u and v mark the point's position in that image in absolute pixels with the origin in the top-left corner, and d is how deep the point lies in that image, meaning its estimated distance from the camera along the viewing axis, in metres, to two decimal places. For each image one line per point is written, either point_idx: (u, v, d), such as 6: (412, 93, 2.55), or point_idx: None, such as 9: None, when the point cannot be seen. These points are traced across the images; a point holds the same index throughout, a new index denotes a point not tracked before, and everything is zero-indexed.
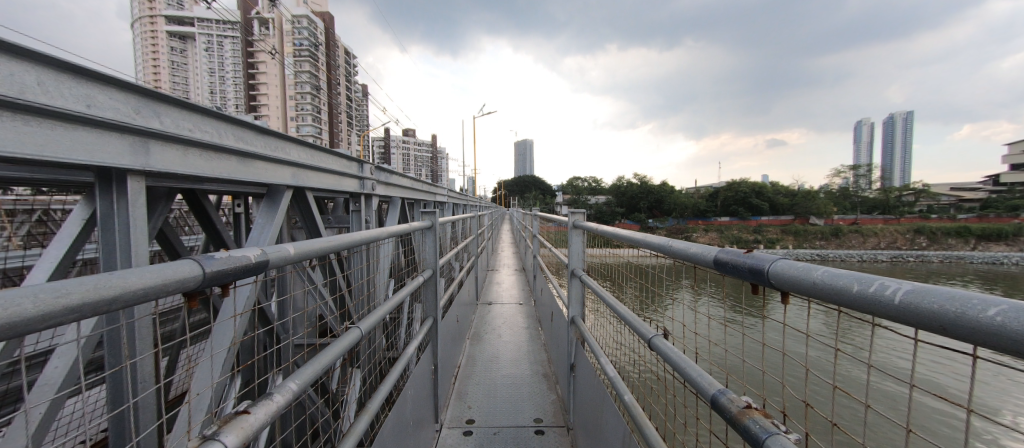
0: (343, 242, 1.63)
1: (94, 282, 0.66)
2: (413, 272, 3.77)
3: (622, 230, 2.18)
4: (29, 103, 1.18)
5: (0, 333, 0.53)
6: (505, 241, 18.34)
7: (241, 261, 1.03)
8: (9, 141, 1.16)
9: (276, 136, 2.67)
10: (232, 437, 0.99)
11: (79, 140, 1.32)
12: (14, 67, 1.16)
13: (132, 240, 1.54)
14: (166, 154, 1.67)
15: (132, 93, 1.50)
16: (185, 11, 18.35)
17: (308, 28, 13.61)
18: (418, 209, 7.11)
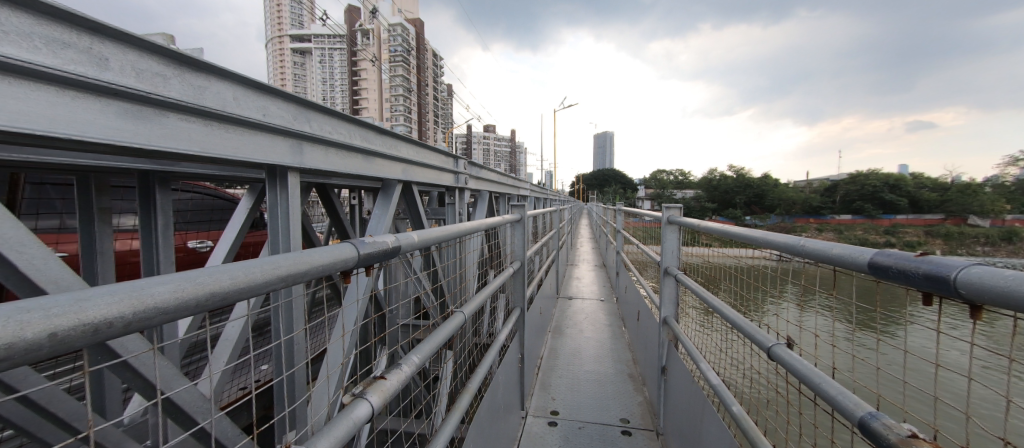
0: (453, 231, 1.76)
1: (292, 256, 0.80)
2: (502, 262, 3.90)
3: (732, 226, 2.00)
4: (232, 115, 1.44)
5: (246, 294, 0.68)
6: (583, 237, 18.07)
7: (382, 246, 1.17)
8: (222, 146, 1.42)
9: (390, 135, 2.94)
10: (375, 397, 1.15)
11: (260, 144, 1.61)
12: (221, 86, 1.40)
13: (291, 225, 1.84)
14: (314, 154, 1.96)
15: (292, 103, 1.78)
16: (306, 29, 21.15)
17: (402, 35, 14.80)
18: (503, 202, 7.32)
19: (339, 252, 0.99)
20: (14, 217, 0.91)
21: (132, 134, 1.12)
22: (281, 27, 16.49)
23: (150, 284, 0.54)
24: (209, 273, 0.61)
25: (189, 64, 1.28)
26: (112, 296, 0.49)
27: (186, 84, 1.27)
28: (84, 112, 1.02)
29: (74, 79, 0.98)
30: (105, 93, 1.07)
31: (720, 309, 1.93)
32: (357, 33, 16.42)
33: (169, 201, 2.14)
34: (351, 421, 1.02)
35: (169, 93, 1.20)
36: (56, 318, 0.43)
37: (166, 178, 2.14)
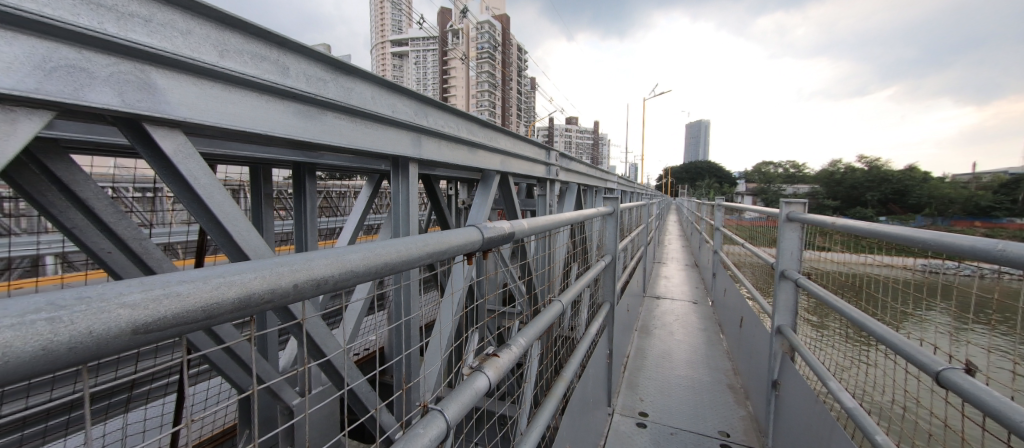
0: (557, 220, 1.76)
1: (437, 235, 0.88)
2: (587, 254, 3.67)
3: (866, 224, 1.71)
4: (371, 112, 1.63)
5: (406, 266, 0.77)
6: (672, 233, 16.88)
7: (501, 231, 1.22)
8: (363, 139, 1.62)
9: (491, 129, 3.05)
10: (492, 372, 1.20)
11: (389, 137, 1.79)
12: (362, 86, 1.59)
13: (410, 211, 2.02)
14: (429, 146, 2.13)
15: (414, 99, 1.95)
16: (405, 35, 22.92)
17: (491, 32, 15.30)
18: (590, 196, 7.19)
19: (468, 235, 1.05)
20: (229, 196, 1.12)
21: (303, 130, 1.31)
22: (383, 33, 18.16)
23: (348, 251, 0.63)
24: (381, 245, 0.70)
25: (341, 69, 1.46)
26: (327, 259, 0.59)
27: (339, 86, 1.46)
28: (274, 112, 1.21)
29: (268, 85, 1.16)
30: (286, 96, 1.25)
31: (861, 320, 1.64)
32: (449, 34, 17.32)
33: (316, 189, 2.53)
34: (474, 390, 1.09)
35: (327, 95, 1.39)
36: (294, 271, 0.52)
37: (313, 169, 2.51)
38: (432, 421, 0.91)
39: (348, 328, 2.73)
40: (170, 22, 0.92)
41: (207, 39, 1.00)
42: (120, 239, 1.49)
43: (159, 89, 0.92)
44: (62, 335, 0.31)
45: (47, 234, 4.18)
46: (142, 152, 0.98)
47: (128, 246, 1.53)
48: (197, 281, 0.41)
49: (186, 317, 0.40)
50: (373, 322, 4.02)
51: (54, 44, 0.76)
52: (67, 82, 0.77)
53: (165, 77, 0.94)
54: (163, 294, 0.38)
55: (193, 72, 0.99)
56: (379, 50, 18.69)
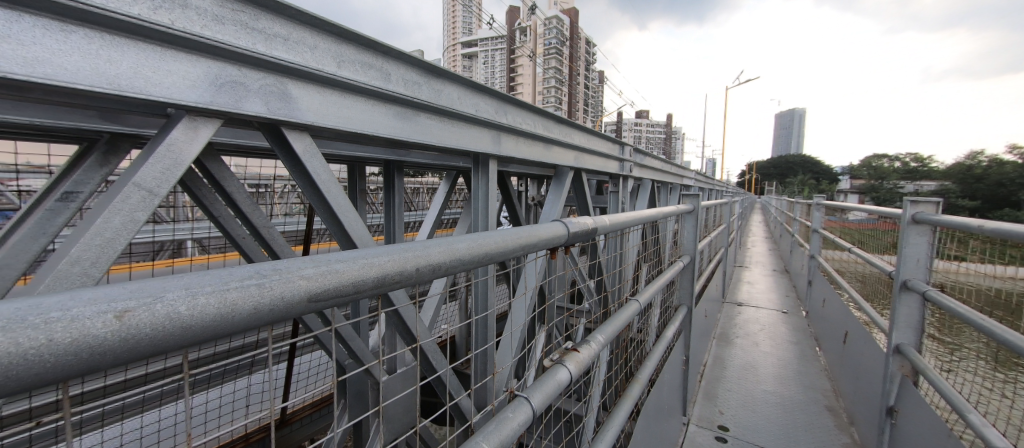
0: (637, 217, 1.69)
1: (529, 228, 0.89)
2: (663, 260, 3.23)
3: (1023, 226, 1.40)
4: (458, 112, 1.70)
5: (505, 257, 0.80)
6: (757, 234, 15.34)
7: (586, 226, 1.17)
8: (450, 138, 1.70)
9: (567, 123, 2.97)
10: (573, 366, 1.17)
11: (472, 136, 1.86)
12: (451, 88, 1.66)
13: (489, 206, 2.08)
14: (507, 143, 2.16)
15: (496, 98, 1.99)
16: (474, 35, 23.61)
17: (558, 27, 15.18)
18: (665, 193, 6.80)
19: (557, 229, 1.03)
20: (343, 191, 1.26)
21: (400, 130, 1.42)
22: (455, 36, 18.91)
23: (457, 241, 0.67)
24: (483, 236, 0.73)
25: (433, 72, 1.54)
26: (442, 246, 0.63)
27: (430, 89, 1.55)
28: (377, 115, 1.33)
29: (373, 90, 1.27)
30: (387, 100, 1.36)
31: (1013, 342, 1.35)
32: (517, 32, 17.59)
33: (403, 185, 2.73)
34: (556, 383, 1.07)
35: (421, 97, 1.48)
36: (418, 256, 0.57)
37: (401, 167, 2.71)
38: (519, 406, 0.92)
39: (427, 316, 2.91)
40: (301, 39, 1.05)
41: (328, 52, 1.12)
42: (256, 226, 1.78)
43: (293, 99, 1.06)
44: (265, 299, 0.38)
45: (192, 222, 5.06)
46: (279, 154, 1.14)
47: (261, 232, 1.81)
48: (350, 261, 0.48)
49: (343, 292, 0.46)
50: (447, 311, 4.24)
51: (223, 64, 0.91)
52: (231, 95, 0.93)
53: (297, 88, 1.08)
54: (327, 270, 0.45)
55: (317, 82, 1.12)
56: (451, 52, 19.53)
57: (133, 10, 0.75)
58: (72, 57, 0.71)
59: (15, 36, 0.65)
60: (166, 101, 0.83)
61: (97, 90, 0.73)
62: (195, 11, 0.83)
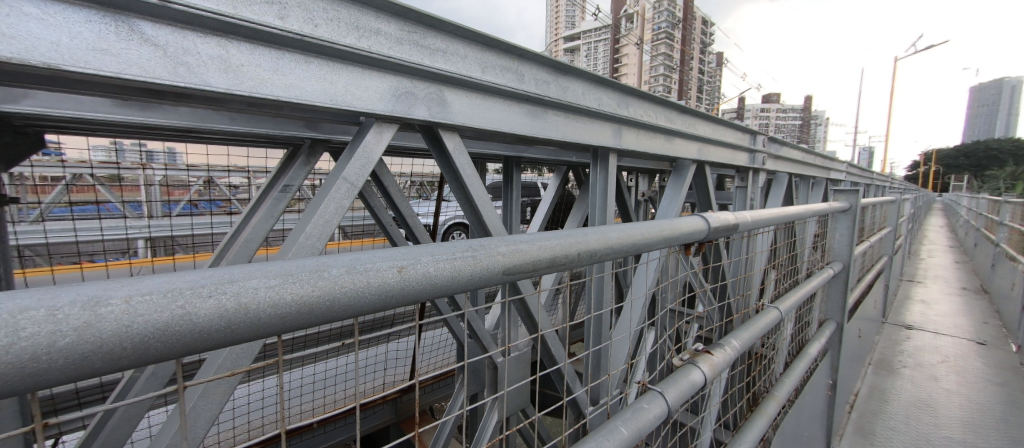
0: (780, 214, 1.49)
1: (671, 221, 0.85)
2: (810, 268, 2.70)
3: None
4: (584, 107, 1.67)
5: (652, 248, 0.78)
6: (936, 241, 12.15)
7: (727, 221, 1.06)
8: (576, 134, 1.69)
9: (692, 112, 2.60)
10: (707, 368, 1.09)
11: (596, 130, 1.80)
12: (577, 84, 1.64)
13: (607, 202, 1.99)
14: (630, 136, 2.05)
15: (620, 90, 1.89)
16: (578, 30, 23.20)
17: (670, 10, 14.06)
18: (806, 189, 5.82)
19: (698, 223, 0.95)
20: (483, 184, 1.38)
21: (531, 127, 1.49)
22: (558, 32, 18.85)
23: (608, 231, 0.68)
24: (632, 226, 0.73)
25: (562, 70, 1.55)
26: (598, 234, 0.65)
27: (558, 86, 1.56)
28: (511, 114, 1.41)
29: (509, 91, 1.36)
30: (520, 99, 1.44)
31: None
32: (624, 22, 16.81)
33: (520, 179, 2.85)
34: (691, 382, 1.02)
35: (550, 95, 1.51)
36: (579, 242, 0.60)
37: (519, 162, 2.84)
38: (654, 400, 0.90)
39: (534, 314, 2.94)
40: (455, 50, 1.19)
41: (474, 59, 1.24)
42: (403, 214, 2.14)
43: (448, 104, 1.21)
44: (477, 270, 0.46)
45: None
46: (433, 153, 1.32)
47: (407, 219, 2.16)
48: (531, 242, 0.53)
49: (528, 267, 0.52)
50: None
51: (401, 78, 1.09)
52: (405, 104, 1.11)
53: (450, 93, 1.22)
54: (512, 247, 0.51)
55: (466, 88, 1.26)
56: (555, 49, 19.54)
57: (346, 40, 0.95)
58: (309, 81, 0.93)
59: (280, 69, 0.88)
60: (363, 110, 1.02)
61: (323, 105, 0.95)
62: (384, 36, 1.02)
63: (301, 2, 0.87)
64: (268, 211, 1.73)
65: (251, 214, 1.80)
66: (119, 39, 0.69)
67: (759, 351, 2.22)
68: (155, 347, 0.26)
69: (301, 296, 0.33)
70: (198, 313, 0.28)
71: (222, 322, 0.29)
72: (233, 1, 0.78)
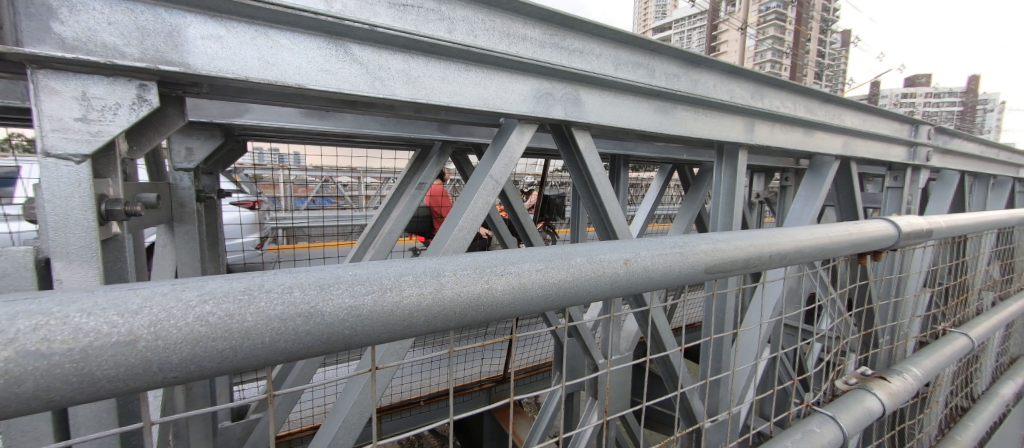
0: (978, 221, 1.22)
1: (855, 223, 0.75)
2: (1002, 291, 2.16)
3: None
4: (716, 101, 1.54)
5: (836, 252, 0.69)
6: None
7: (920, 227, 0.90)
8: (704, 129, 1.57)
9: (837, 101, 2.24)
10: (882, 396, 0.95)
11: (725, 125, 1.65)
12: (708, 77, 1.51)
13: (734, 203, 1.81)
14: (763, 131, 1.84)
15: (754, 81, 1.71)
16: (676, 20, 21.62)
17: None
18: (986, 191, 4.64)
19: (887, 228, 0.82)
20: (609, 183, 1.37)
21: (659, 124, 1.42)
22: (652, 22, 17.72)
23: (792, 234, 0.62)
24: (817, 229, 0.65)
25: (694, 62, 1.44)
26: (785, 237, 0.60)
27: (688, 80, 1.46)
28: (640, 111, 1.37)
29: (641, 87, 1.32)
30: (649, 95, 1.38)
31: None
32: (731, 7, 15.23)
33: (627, 178, 2.76)
34: (866, 410, 0.89)
35: (681, 90, 1.43)
36: (770, 243, 0.56)
37: (627, 160, 2.74)
38: (826, 426, 0.80)
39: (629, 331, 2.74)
40: (591, 49, 1.19)
41: (607, 58, 1.23)
42: (516, 212, 2.25)
43: (582, 103, 1.22)
44: (685, 269, 0.46)
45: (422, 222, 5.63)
46: (563, 154, 1.35)
47: (518, 217, 2.26)
48: (726, 240, 0.52)
49: (726, 266, 0.51)
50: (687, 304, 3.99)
51: (542, 81, 1.14)
52: (544, 105, 1.15)
53: (585, 93, 1.23)
54: (711, 246, 0.49)
55: (599, 86, 1.25)
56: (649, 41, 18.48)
57: (500, 47, 1.02)
58: (468, 87, 1.01)
59: (446, 77, 0.98)
60: (509, 112, 1.09)
61: (477, 109, 1.03)
62: (529, 42, 1.07)
63: (465, 16, 0.97)
64: (405, 206, 1.99)
65: (390, 207, 2.08)
66: (338, 61, 0.84)
67: (927, 389, 1.84)
68: (472, 314, 0.32)
69: (559, 280, 0.36)
70: (497, 288, 0.33)
71: (509, 297, 0.34)
72: (415, 21, 0.90)
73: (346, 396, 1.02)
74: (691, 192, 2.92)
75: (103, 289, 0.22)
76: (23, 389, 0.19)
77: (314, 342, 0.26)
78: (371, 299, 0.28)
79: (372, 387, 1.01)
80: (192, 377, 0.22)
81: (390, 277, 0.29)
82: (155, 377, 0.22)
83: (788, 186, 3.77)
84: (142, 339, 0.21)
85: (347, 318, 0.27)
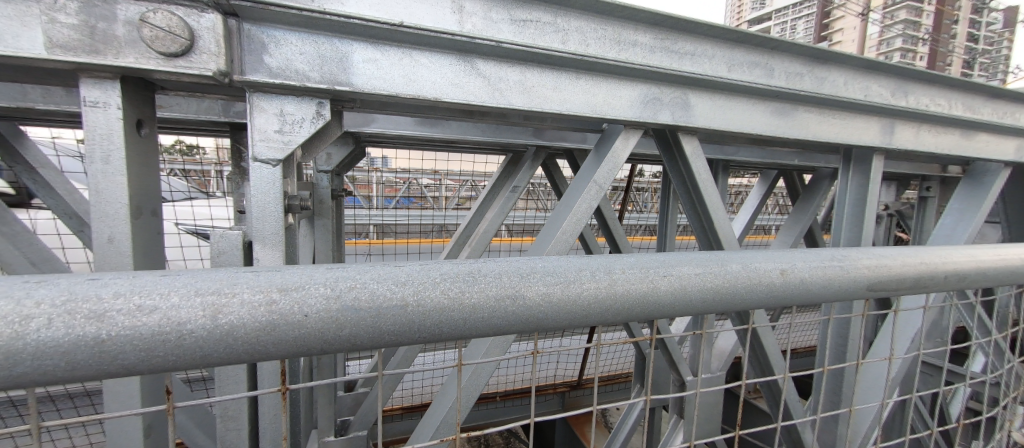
0: None
1: None
2: None
3: None
4: (846, 100, 1.37)
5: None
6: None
7: None
8: (829, 132, 1.41)
9: (1013, 95, 1.83)
10: None
11: (855, 127, 1.47)
12: (838, 74, 1.35)
13: (864, 215, 1.59)
14: (906, 133, 1.58)
15: (897, 77, 1.48)
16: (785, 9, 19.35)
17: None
18: None
19: None
20: (717, 188, 1.30)
21: (775, 126, 1.31)
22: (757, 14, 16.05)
23: (973, 252, 0.54)
24: (1001, 250, 0.56)
25: (821, 58, 1.30)
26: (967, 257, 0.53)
27: (813, 78, 1.32)
28: (756, 114, 1.28)
29: (758, 88, 1.23)
30: (767, 96, 1.28)
31: None
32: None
33: (726, 184, 2.58)
34: None
35: (805, 89, 1.30)
36: (946, 262, 0.50)
37: (727, 165, 2.55)
38: None
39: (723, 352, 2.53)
40: (703, 51, 1.14)
41: (721, 58, 1.17)
42: (605, 217, 2.23)
43: (691, 106, 1.18)
44: (846, 284, 0.45)
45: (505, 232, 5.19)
46: (666, 160, 1.32)
47: (607, 222, 2.23)
48: (894, 257, 0.48)
49: (896, 283, 0.47)
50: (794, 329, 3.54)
51: (650, 85, 1.13)
52: (651, 109, 1.13)
53: (695, 96, 1.19)
54: (873, 259, 0.46)
55: (710, 89, 1.20)
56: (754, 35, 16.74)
57: (610, 54, 1.03)
58: (578, 94, 1.05)
59: (558, 86, 1.02)
60: (615, 118, 1.10)
61: (585, 114, 1.06)
62: (640, 47, 1.07)
63: (579, 27, 1.00)
64: (499, 208, 2.11)
65: (483, 208, 2.21)
66: (466, 75, 0.93)
67: None
68: (640, 310, 0.37)
69: (715, 284, 0.38)
70: (661, 289, 0.37)
71: (673, 296, 0.38)
72: (533, 34, 0.95)
73: (454, 383, 1.10)
74: (804, 201, 2.60)
75: (380, 265, 0.33)
76: (350, 330, 0.32)
77: (517, 319, 0.34)
78: (560, 289, 0.35)
79: (476, 378, 1.08)
80: (436, 337, 0.33)
81: (574, 271, 0.36)
82: (414, 334, 0.33)
83: (930, 198, 3.11)
84: (411, 303, 0.32)
85: (544, 305, 0.35)
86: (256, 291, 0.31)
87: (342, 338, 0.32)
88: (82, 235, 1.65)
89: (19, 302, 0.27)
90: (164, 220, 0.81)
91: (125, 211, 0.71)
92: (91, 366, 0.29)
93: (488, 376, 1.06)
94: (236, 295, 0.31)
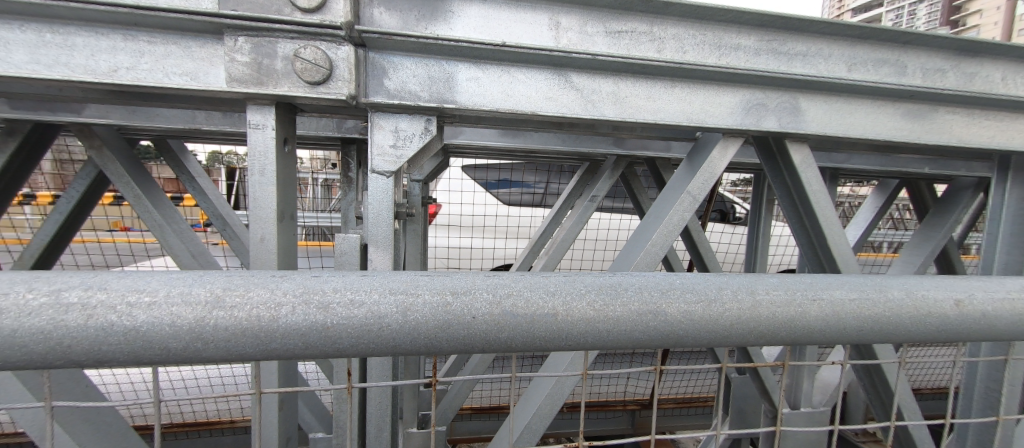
0: None
1: None
2: None
3: None
4: (1005, 98, 1.15)
5: None
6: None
7: None
8: (980, 135, 1.19)
9: None
10: None
11: (1017, 129, 1.22)
12: (993, 67, 1.15)
13: None
14: None
15: None
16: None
17: None
18: None
19: None
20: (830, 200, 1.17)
21: (908, 131, 1.14)
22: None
23: None
24: None
25: (970, 50, 1.12)
26: None
27: (959, 73, 1.13)
28: (882, 117, 1.13)
29: (886, 88, 1.09)
30: (896, 98, 1.13)
31: None
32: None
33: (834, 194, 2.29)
34: None
35: (948, 87, 1.12)
36: None
37: (834, 173, 2.27)
38: None
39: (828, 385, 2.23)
40: (818, 51, 1.05)
41: (840, 57, 1.06)
42: (689, 229, 2.11)
43: (802, 112, 1.08)
44: (1004, 322, 0.47)
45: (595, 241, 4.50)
46: (768, 169, 1.23)
47: (692, 233, 2.11)
48: None
49: None
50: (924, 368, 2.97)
51: (754, 90, 1.05)
52: (754, 116, 1.06)
53: (807, 101, 1.08)
54: None
55: (825, 91, 1.08)
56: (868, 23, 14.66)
57: (709, 60, 0.99)
58: (673, 104, 1.02)
59: (652, 95, 1.00)
60: (714, 126, 1.04)
61: (680, 123, 1.02)
62: (743, 51, 1.01)
63: (677, 34, 0.97)
64: (576, 217, 2.10)
65: (560, 216, 2.22)
66: (562, 90, 0.95)
67: None
68: (784, 333, 0.44)
69: (876, 314, 0.44)
70: (810, 319, 0.44)
71: (823, 322, 0.44)
72: (628, 45, 0.95)
73: (537, 392, 1.11)
74: (938, 215, 2.20)
75: (527, 275, 0.42)
76: (508, 334, 0.41)
77: (657, 334, 0.43)
78: (701, 308, 0.43)
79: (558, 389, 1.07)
80: (587, 346, 0.42)
81: (713, 289, 0.43)
82: (561, 342, 0.42)
83: None
84: (561, 313, 0.41)
85: (703, 326, 0.43)
86: (435, 293, 0.40)
87: (502, 340, 0.41)
88: (225, 233, 1.95)
89: (273, 291, 0.39)
90: (299, 224, 0.93)
91: (273, 215, 0.83)
92: (318, 346, 0.40)
93: (572, 387, 1.05)
94: (418, 294, 0.40)
